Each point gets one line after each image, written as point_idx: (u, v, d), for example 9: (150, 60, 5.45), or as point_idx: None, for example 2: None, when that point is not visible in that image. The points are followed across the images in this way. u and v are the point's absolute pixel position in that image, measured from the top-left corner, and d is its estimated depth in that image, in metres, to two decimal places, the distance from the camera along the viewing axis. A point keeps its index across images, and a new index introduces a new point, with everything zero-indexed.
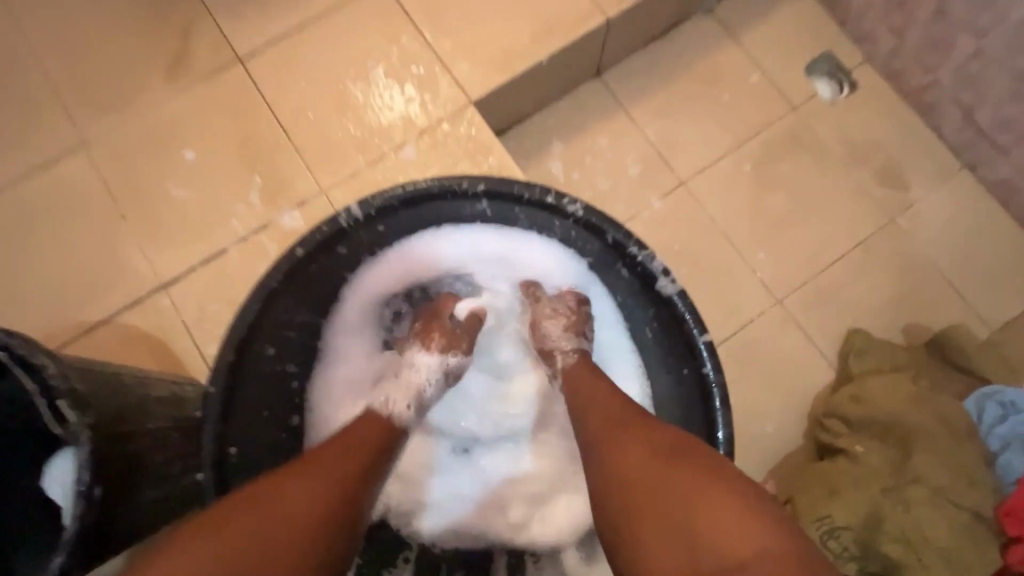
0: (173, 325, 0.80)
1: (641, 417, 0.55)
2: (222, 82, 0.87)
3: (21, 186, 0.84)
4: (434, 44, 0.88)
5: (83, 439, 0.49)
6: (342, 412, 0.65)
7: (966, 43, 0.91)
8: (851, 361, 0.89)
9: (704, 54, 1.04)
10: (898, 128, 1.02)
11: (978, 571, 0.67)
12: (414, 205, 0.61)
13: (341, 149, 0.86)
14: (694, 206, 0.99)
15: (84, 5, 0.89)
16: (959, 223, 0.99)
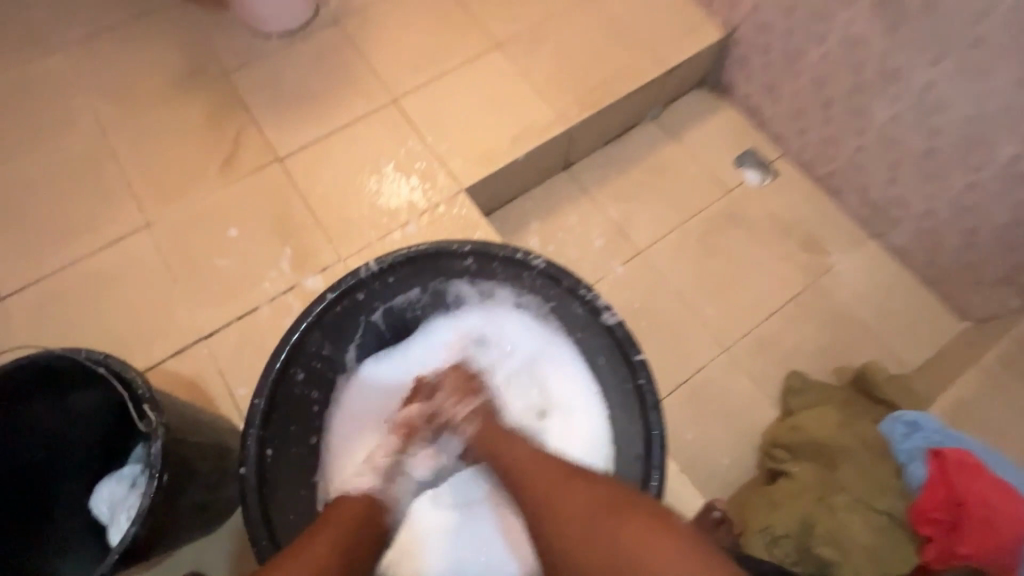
0: (211, 371, 0.95)
1: (585, 471, 0.66)
2: (263, 175, 1.09)
3: (94, 259, 1.02)
4: (433, 146, 1.12)
5: (158, 435, 0.63)
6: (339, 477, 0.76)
7: (853, 141, 1.13)
8: (791, 400, 1.04)
9: (652, 150, 1.28)
10: (815, 205, 1.24)
11: (897, 567, 0.78)
12: (415, 262, 0.77)
13: (358, 227, 1.06)
14: (650, 271, 1.19)
15: (158, 119, 1.13)
16: (873, 281, 1.17)
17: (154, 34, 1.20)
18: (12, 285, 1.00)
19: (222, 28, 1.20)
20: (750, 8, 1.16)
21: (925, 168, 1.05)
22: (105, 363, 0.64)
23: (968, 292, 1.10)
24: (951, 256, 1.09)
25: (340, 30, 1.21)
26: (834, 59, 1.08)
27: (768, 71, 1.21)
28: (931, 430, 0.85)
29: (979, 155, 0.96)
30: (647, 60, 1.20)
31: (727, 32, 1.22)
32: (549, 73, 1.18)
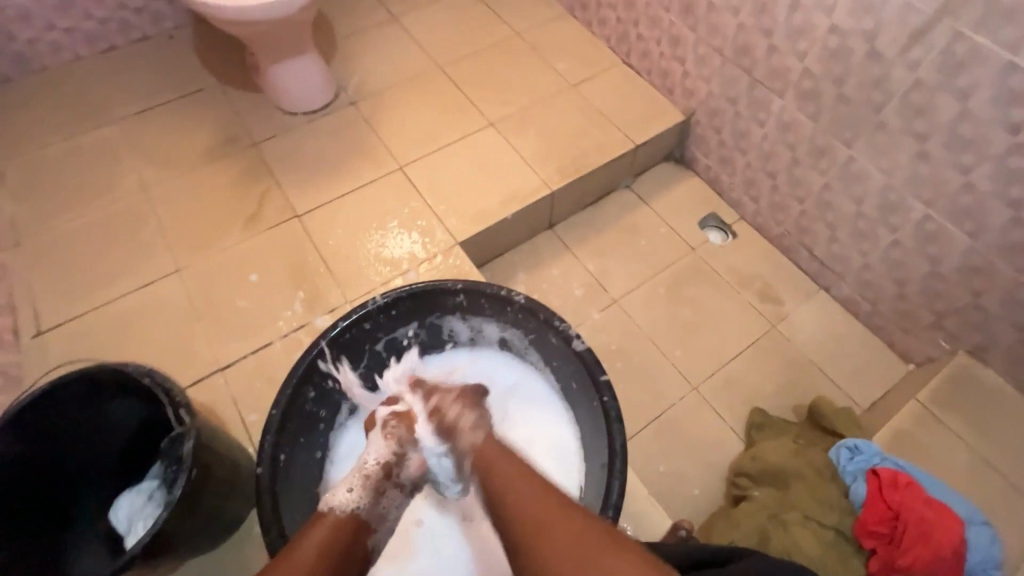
0: (226, 399, 1.06)
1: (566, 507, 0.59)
2: (283, 229, 1.24)
3: (128, 299, 1.15)
4: (433, 206, 1.29)
5: (191, 435, 0.75)
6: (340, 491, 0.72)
7: (796, 206, 1.31)
8: (754, 434, 1.14)
9: (626, 213, 1.46)
10: (770, 261, 1.40)
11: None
12: (416, 298, 0.90)
13: (364, 274, 1.20)
14: (625, 317, 1.32)
15: (195, 181, 1.30)
16: (824, 328, 1.31)
17: (196, 110, 1.40)
18: (52, 321, 1.12)
19: (255, 107, 1.41)
20: (703, 96, 1.38)
21: (856, 228, 1.21)
22: (149, 375, 0.76)
23: (907, 337, 1.23)
24: (888, 305, 1.23)
25: (356, 110, 1.41)
26: (773, 138, 1.27)
27: (722, 147, 1.40)
28: (871, 453, 0.96)
29: (897, 216, 1.12)
30: (618, 137, 1.41)
31: (686, 116, 1.44)
32: (534, 147, 1.38)
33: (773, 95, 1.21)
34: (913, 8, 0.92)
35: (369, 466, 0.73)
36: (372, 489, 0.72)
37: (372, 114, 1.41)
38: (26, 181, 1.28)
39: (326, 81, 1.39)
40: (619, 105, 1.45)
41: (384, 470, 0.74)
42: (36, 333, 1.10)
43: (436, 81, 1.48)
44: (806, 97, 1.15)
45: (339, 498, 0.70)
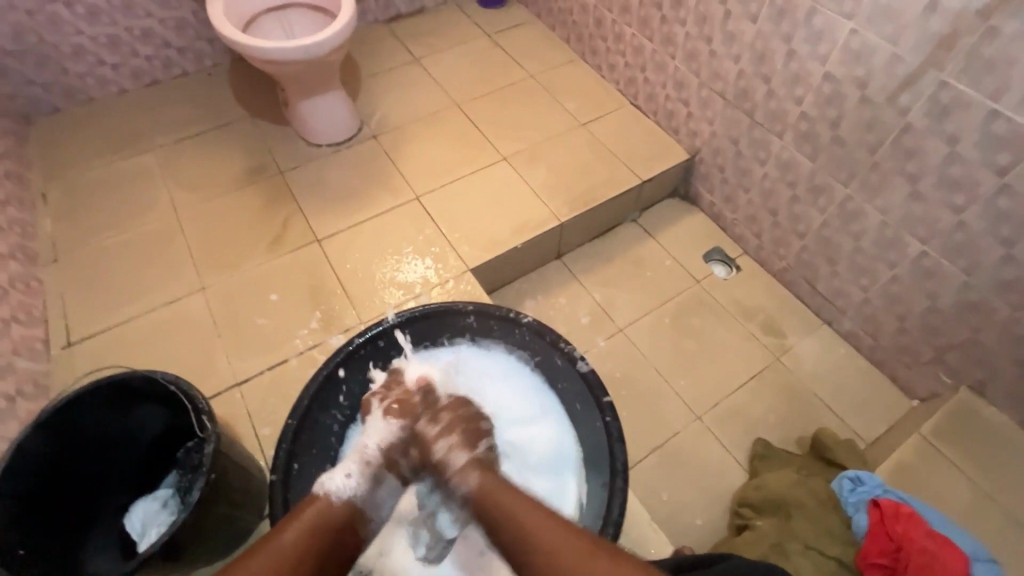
0: (241, 413, 1.09)
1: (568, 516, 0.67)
2: (303, 252, 1.31)
3: (154, 314, 1.21)
4: (446, 234, 1.35)
5: (212, 441, 0.79)
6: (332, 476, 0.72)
7: (797, 241, 1.35)
8: (757, 464, 1.15)
9: (631, 245, 1.51)
10: (773, 296, 1.43)
11: None
12: (429, 318, 0.95)
13: (378, 296, 1.25)
14: (629, 346, 1.35)
15: (223, 206, 1.38)
16: (827, 362, 1.33)
17: (228, 141, 1.50)
18: (81, 334, 1.17)
19: (284, 139, 1.50)
20: (706, 136, 1.44)
21: (855, 263, 1.24)
22: (176, 383, 0.80)
23: (910, 372, 1.24)
24: (889, 339, 1.25)
25: (377, 143, 1.50)
26: (773, 176, 1.32)
27: (725, 184, 1.46)
28: (873, 484, 0.97)
29: (894, 252, 1.16)
30: (625, 173, 1.47)
31: (690, 154, 1.51)
32: (544, 180, 1.45)
33: (773, 136, 1.28)
34: (900, 59, 0.99)
35: (369, 451, 0.75)
36: (371, 475, 0.73)
37: (392, 147, 1.49)
38: (67, 203, 1.37)
39: (351, 117, 1.49)
40: (626, 143, 1.53)
41: (382, 455, 0.75)
42: (65, 344, 1.16)
43: (453, 117, 1.57)
44: (804, 138, 1.21)
45: (337, 482, 0.71)
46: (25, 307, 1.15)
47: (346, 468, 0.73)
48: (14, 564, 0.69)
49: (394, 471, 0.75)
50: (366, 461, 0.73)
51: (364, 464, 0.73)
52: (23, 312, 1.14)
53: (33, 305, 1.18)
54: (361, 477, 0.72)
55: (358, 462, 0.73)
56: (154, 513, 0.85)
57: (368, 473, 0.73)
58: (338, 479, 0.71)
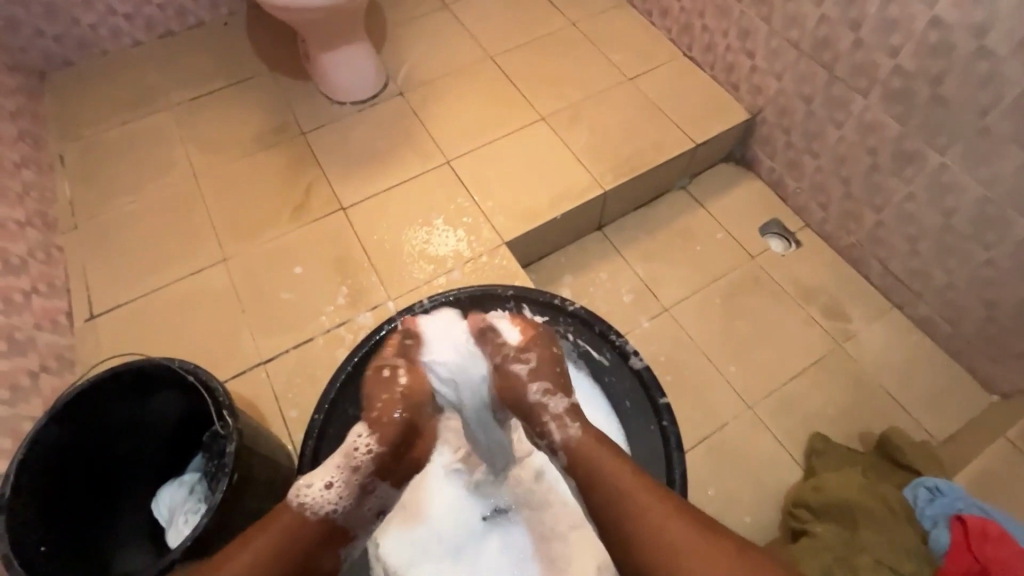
0: (266, 393, 1.05)
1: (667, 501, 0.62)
2: (327, 222, 1.22)
3: (175, 286, 1.15)
4: (480, 203, 1.24)
5: (233, 438, 0.75)
6: (308, 479, 0.66)
7: (872, 216, 1.20)
8: (815, 461, 1.07)
9: (680, 216, 1.37)
10: (836, 276, 1.29)
11: None
12: (463, 303, 0.88)
13: (407, 271, 1.17)
14: (676, 328, 1.24)
15: (242, 171, 1.29)
16: (896, 349, 1.21)
17: (245, 99, 1.39)
18: (103, 306, 1.13)
19: (304, 96, 1.39)
20: (773, 93, 1.28)
21: (942, 243, 1.10)
22: (194, 372, 0.77)
23: (993, 366, 1.12)
24: (973, 328, 1.12)
25: (404, 100, 1.38)
26: (850, 141, 1.17)
27: (790, 149, 1.30)
28: (954, 496, 0.91)
29: (994, 233, 1.01)
30: (676, 135, 1.32)
31: (751, 114, 1.34)
32: (586, 144, 1.31)
33: (856, 94, 1.11)
34: None
35: (359, 456, 0.68)
36: (355, 484, 0.68)
37: (420, 106, 1.37)
38: (83, 165, 1.30)
39: (376, 69, 1.36)
40: (677, 101, 1.37)
41: (372, 464, 0.69)
42: (88, 318, 1.12)
43: (486, 71, 1.42)
44: (895, 96, 1.05)
45: (314, 493, 0.65)
46: (46, 278, 1.11)
47: (327, 476, 0.67)
48: (32, 561, 0.68)
49: (386, 477, 0.71)
50: (349, 466, 0.68)
51: (345, 469, 0.67)
52: (44, 282, 1.10)
53: (54, 275, 1.14)
54: (341, 485, 0.67)
55: (340, 468, 0.67)
56: (179, 509, 0.81)
57: (349, 481, 0.67)
58: (315, 489, 0.66)
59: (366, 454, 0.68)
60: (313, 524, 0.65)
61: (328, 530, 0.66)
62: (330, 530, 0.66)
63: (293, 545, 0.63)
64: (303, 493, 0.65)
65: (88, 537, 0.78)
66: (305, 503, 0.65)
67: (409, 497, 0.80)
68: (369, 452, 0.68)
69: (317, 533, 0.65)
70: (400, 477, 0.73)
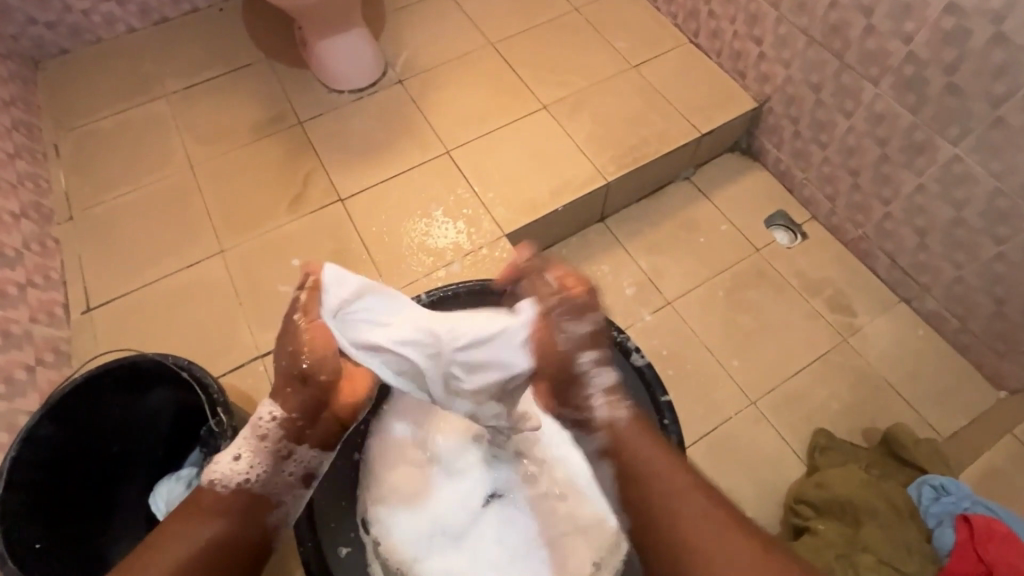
0: (263, 387, 1.04)
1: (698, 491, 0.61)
2: (325, 213, 1.20)
3: (171, 278, 1.14)
4: (480, 194, 1.22)
5: (228, 434, 0.76)
6: (224, 458, 0.70)
7: (880, 208, 1.18)
8: (817, 457, 1.06)
9: (684, 207, 1.34)
10: (842, 268, 1.27)
11: None
12: (461, 298, 0.88)
13: (406, 264, 1.15)
14: (679, 321, 1.22)
15: (239, 161, 1.27)
16: (902, 344, 1.19)
17: (243, 87, 1.37)
18: (100, 298, 1.12)
19: (303, 84, 1.36)
20: (781, 81, 1.24)
21: (951, 237, 1.08)
22: (189, 369, 0.79)
23: (1002, 362, 1.10)
24: (981, 324, 1.10)
25: (404, 88, 1.35)
26: (860, 131, 1.14)
27: (798, 139, 1.27)
28: (961, 496, 0.93)
29: (1006, 227, 0.99)
30: (681, 125, 1.29)
31: (759, 103, 1.31)
32: (589, 133, 1.29)
33: (866, 82, 1.08)
34: None
35: (262, 428, 0.70)
36: (265, 453, 0.70)
37: (420, 94, 1.34)
38: (78, 155, 1.28)
39: (374, 56, 1.33)
40: (682, 89, 1.34)
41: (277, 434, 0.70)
42: (85, 310, 1.11)
43: (487, 58, 1.39)
44: (906, 86, 1.02)
45: (224, 467, 0.69)
46: (41, 269, 1.10)
47: (237, 449, 0.70)
48: (25, 555, 0.70)
49: (301, 441, 0.71)
50: (252, 439, 0.70)
51: (250, 442, 0.70)
52: (40, 274, 1.09)
53: (51, 266, 1.13)
54: (247, 457, 0.69)
55: (245, 442, 0.70)
56: (173, 505, 0.81)
57: (256, 452, 0.70)
58: (227, 463, 0.69)
59: (267, 425, 0.69)
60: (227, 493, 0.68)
61: (246, 498, 0.69)
62: (250, 499, 0.69)
63: (213, 515, 0.66)
64: (215, 468, 0.69)
65: (80, 533, 0.79)
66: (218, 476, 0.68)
67: (406, 480, 0.81)
68: (270, 423, 0.69)
69: (233, 502, 0.68)
70: (323, 440, 0.72)
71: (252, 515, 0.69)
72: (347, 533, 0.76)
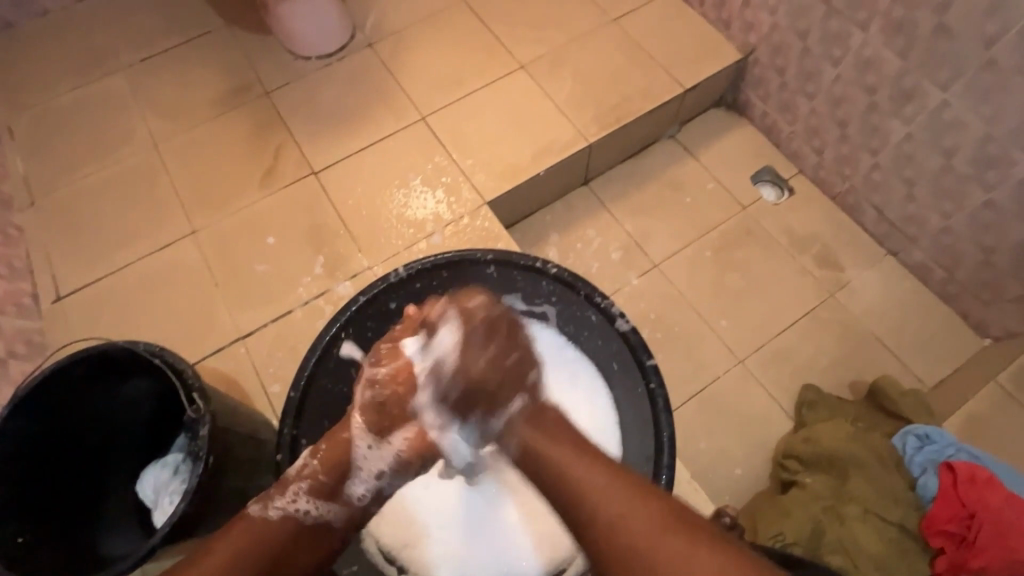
0: (246, 369, 1.02)
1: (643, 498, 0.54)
2: (299, 188, 1.16)
3: (142, 263, 1.10)
4: (459, 160, 1.18)
5: (206, 420, 0.74)
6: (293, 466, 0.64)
7: (868, 159, 1.15)
8: (805, 412, 1.07)
9: (669, 167, 1.31)
10: (829, 224, 1.25)
11: (893, 563, 0.87)
12: (440, 270, 0.85)
13: (386, 236, 1.12)
14: (667, 284, 1.21)
15: (203, 137, 1.21)
16: (888, 296, 1.19)
17: (203, 57, 1.30)
18: (70, 287, 1.08)
19: (267, 53, 1.29)
20: (767, 30, 1.20)
21: (939, 185, 1.06)
22: (160, 355, 0.77)
23: (987, 310, 1.11)
24: (968, 273, 1.10)
25: (374, 52, 1.29)
26: (848, 79, 1.10)
27: (784, 91, 1.23)
28: (944, 444, 0.95)
29: (994, 172, 0.97)
30: (664, 80, 1.25)
31: (744, 54, 1.26)
32: (569, 93, 1.24)
33: (854, 27, 1.04)
34: None
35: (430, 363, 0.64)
36: (324, 470, 0.63)
37: (391, 57, 1.28)
38: (34, 136, 1.22)
39: (341, 18, 1.26)
40: (665, 41, 1.28)
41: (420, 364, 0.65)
42: (55, 299, 1.07)
43: (460, 16, 1.32)
44: (894, 29, 0.98)
45: (294, 475, 0.62)
46: None
47: (304, 458, 0.64)
48: (8, 552, 0.69)
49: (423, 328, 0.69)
50: (316, 453, 0.64)
51: (315, 457, 0.63)
52: None
53: (14, 256, 1.08)
54: (318, 468, 0.63)
55: (314, 453, 0.64)
56: (160, 491, 0.82)
57: (329, 460, 0.63)
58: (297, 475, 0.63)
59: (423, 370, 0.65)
60: (281, 518, 0.60)
61: (296, 529, 0.60)
62: (300, 532, 0.60)
63: (263, 545, 0.58)
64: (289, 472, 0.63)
65: (62, 529, 0.78)
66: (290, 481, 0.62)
67: None
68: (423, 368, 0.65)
69: (280, 535, 0.59)
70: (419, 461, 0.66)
71: (301, 551, 0.61)
72: None
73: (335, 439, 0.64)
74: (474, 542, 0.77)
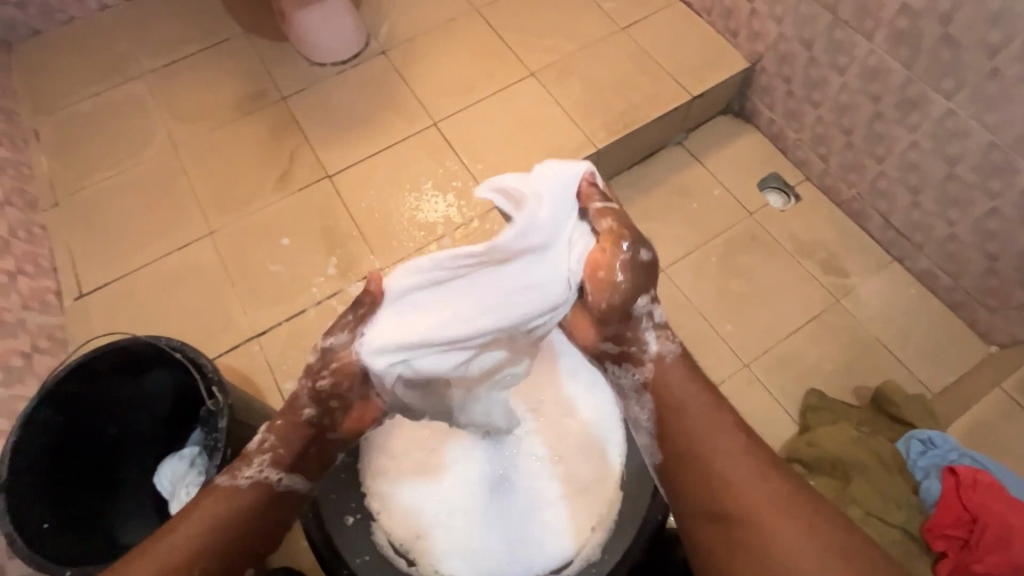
0: (259, 366, 1.05)
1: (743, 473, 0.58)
2: (313, 191, 1.19)
3: (160, 262, 1.14)
4: (470, 165, 1.21)
5: (223, 412, 0.77)
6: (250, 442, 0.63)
7: (874, 167, 1.16)
8: (809, 415, 1.08)
9: (676, 173, 1.33)
10: (835, 230, 1.26)
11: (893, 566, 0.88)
12: None
13: (397, 239, 1.15)
14: (672, 288, 1.22)
15: (222, 141, 1.25)
16: (894, 303, 1.19)
17: (223, 63, 1.33)
18: (92, 285, 1.12)
19: (286, 60, 1.33)
20: (773, 39, 1.21)
21: (945, 193, 1.07)
22: (181, 349, 0.80)
23: (994, 318, 1.11)
24: (974, 281, 1.11)
25: (388, 59, 1.32)
26: (853, 88, 1.12)
27: (791, 99, 1.25)
28: (947, 448, 0.96)
29: (999, 181, 0.98)
30: (672, 88, 1.27)
31: (752, 62, 1.28)
32: (579, 100, 1.26)
33: (860, 37, 1.06)
34: None
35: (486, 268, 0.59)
36: (285, 443, 0.62)
37: (404, 64, 1.31)
38: (59, 138, 1.26)
39: (356, 26, 1.29)
40: (674, 50, 1.30)
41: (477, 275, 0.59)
42: (78, 296, 1.11)
43: (472, 24, 1.36)
44: (900, 39, 1.00)
45: (253, 451, 0.62)
46: (30, 257, 1.09)
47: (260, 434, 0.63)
48: (35, 537, 0.73)
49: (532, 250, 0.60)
50: (274, 431, 0.62)
51: (274, 434, 0.62)
52: (30, 262, 1.09)
53: (40, 254, 1.12)
54: (278, 445, 0.62)
55: (273, 431, 0.63)
56: (177, 482, 0.84)
57: (286, 438, 0.62)
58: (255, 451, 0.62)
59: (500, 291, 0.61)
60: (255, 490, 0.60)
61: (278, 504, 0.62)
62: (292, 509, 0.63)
63: (232, 514, 0.58)
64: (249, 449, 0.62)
65: (84, 516, 0.81)
66: (251, 459, 0.61)
67: (419, 462, 0.83)
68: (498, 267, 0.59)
69: (252, 509, 0.60)
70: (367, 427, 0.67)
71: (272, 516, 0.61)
72: (348, 504, 0.77)
73: (290, 418, 0.62)
74: (484, 535, 0.79)
